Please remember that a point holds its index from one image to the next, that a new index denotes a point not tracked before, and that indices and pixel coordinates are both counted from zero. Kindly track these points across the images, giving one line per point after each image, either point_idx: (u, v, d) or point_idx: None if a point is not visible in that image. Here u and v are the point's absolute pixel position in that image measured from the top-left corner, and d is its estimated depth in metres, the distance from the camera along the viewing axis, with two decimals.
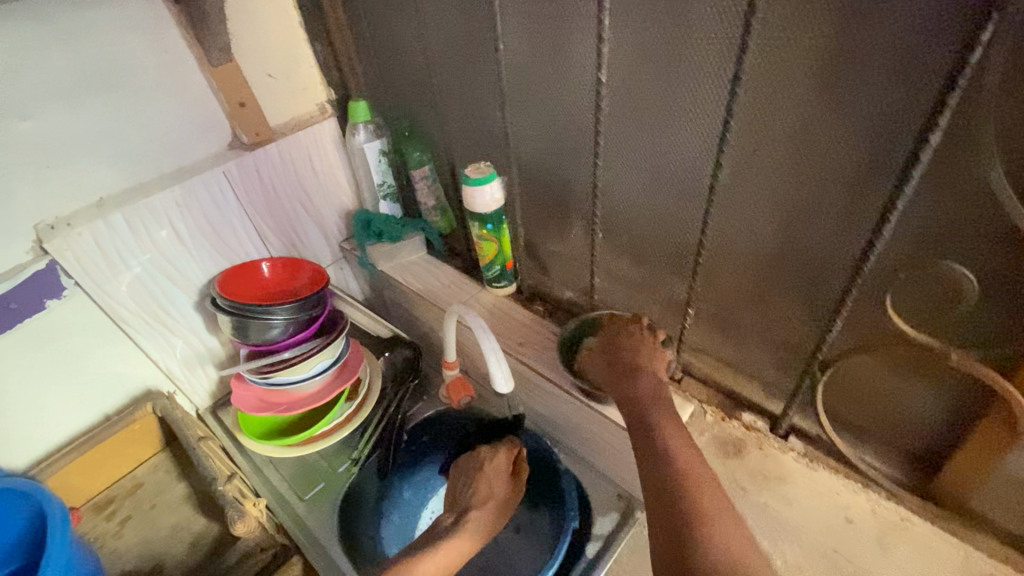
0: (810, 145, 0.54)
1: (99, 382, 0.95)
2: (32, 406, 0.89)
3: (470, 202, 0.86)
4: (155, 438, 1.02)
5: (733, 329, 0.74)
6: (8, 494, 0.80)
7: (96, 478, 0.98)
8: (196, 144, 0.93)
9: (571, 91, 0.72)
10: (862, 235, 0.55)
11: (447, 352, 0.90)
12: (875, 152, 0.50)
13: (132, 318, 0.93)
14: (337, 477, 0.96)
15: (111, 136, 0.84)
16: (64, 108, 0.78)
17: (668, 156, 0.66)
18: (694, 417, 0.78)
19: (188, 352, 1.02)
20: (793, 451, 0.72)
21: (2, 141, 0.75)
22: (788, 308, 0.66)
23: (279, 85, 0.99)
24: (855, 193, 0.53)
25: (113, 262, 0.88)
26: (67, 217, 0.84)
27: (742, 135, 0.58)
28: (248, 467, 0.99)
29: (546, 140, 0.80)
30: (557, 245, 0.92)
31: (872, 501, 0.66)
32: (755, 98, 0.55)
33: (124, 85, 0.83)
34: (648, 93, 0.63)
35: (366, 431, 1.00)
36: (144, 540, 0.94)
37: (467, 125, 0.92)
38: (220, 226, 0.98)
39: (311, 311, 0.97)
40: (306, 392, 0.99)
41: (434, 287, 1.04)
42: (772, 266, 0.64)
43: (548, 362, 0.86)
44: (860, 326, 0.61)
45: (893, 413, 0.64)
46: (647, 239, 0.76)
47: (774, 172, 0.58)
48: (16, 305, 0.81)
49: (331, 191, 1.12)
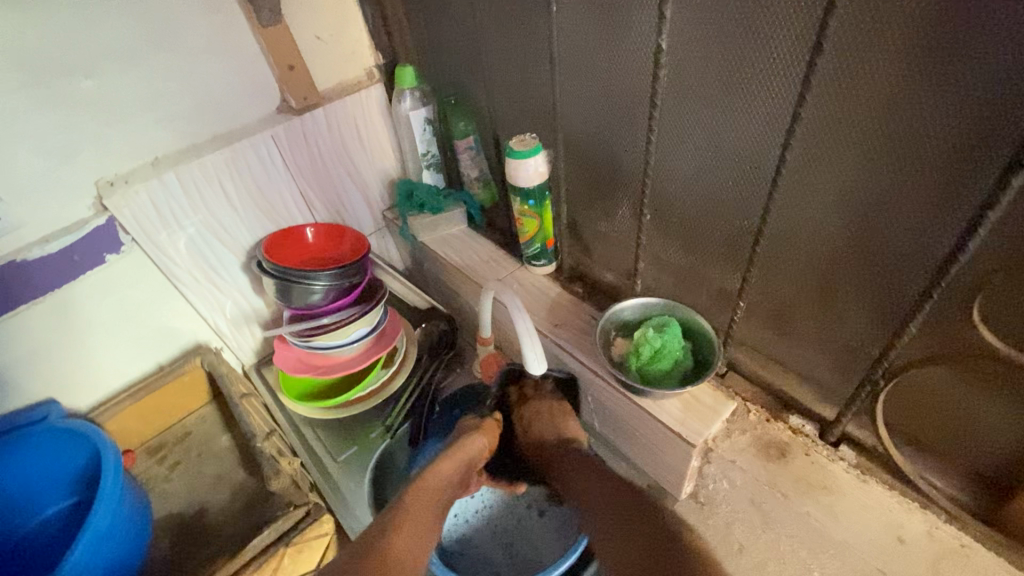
0: (897, 127, 0.47)
1: (154, 335, 1.00)
2: (93, 353, 0.95)
3: (513, 175, 0.83)
4: (203, 389, 1.06)
5: (788, 326, 0.69)
6: (68, 434, 0.86)
7: (149, 423, 1.03)
8: (246, 107, 0.94)
9: (626, 58, 0.66)
10: (951, 233, 0.49)
11: (482, 328, 0.87)
12: (978, 139, 0.44)
13: (184, 275, 0.97)
14: (371, 442, 0.99)
15: (165, 96, 0.85)
16: (123, 66, 0.80)
17: (729, 133, 0.60)
18: (736, 415, 0.73)
19: (236, 311, 1.06)
20: (842, 462, 0.67)
21: (65, 98, 0.77)
22: (852, 309, 0.60)
23: (328, 48, 0.98)
24: (946, 185, 0.47)
25: (167, 220, 0.91)
26: (125, 175, 0.87)
27: (819, 111, 0.52)
28: (287, 425, 1.02)
29: (596, 113, 0.76)
30: (602, 225, 0.88)
31: (930, 522, 0.61)
32: (837, 70, 0.49)
33: (179, 45, 0.84)
34: (711, 61, 0.58)
35: (400, 400, 1.02)
36: (190, 487, 0.98)
37: (513, 94, 0.88)
38: (268, 190, 1.00)
39: (351, 279, 0.98)
40: (344, 357, 1.01)
41: (472, 261, 1.03)
42: (839, 262, 0.58)
43: (584, 346, 0.83)
44: (937, 333, 0.55)
45: (965, 433, 0.58)
46: (699, 223, 0.71)
47: (852, 155, 0.52)
48: (77, 257, 0.85)
49: (376, 159, 1.12)
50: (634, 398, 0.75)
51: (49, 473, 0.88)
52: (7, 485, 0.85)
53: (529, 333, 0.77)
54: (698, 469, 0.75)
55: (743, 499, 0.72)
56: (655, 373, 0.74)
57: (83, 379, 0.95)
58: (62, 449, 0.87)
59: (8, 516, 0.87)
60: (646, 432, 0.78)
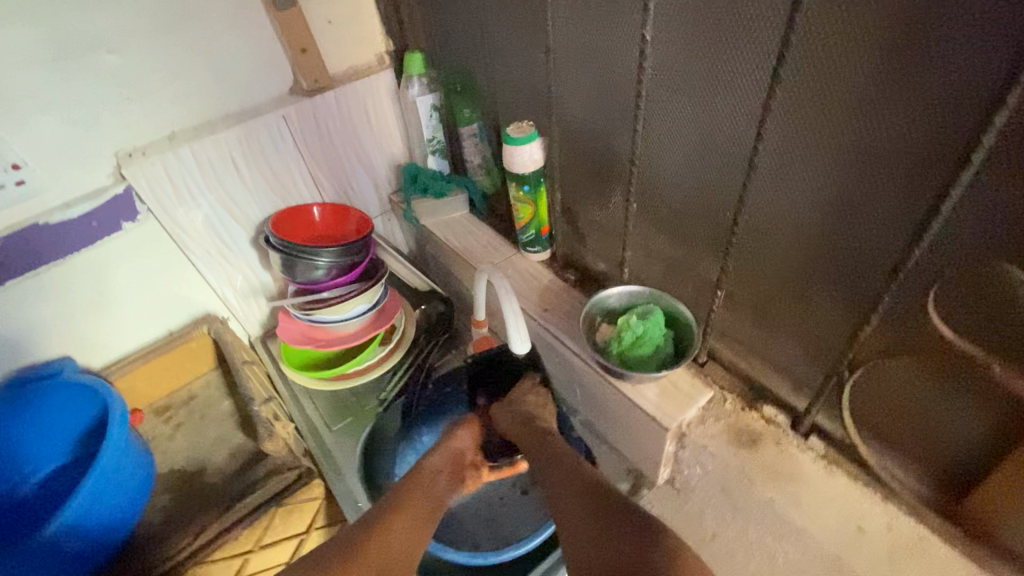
0: (859, 126, 0.49)
1: (165, 301, 1.05)
2: (107, 316, 1.00)
3: (509, 161, 0.86)
4: (210, 356, 1.11)
5: (766, 318, 0.70)
6: (80, 389, 0.92)
7: (158, 385, 1.08)
8: (259, 87, 0.98)
9: (616, 51, 0.68)
10: (909, 229, 0.50)
11: (476, 312, 0.90)
12: (932, 137, 0.45)
13: (196, 246, 1.02)
14: (365, 414, 1.03)
15: (183, 74, 0.90)
16: (145, 43, 0.84)
17: (710, 126, 0.62)
18: (712, 403, 0.75)
19: (244, 284, 1.11)
20: (811, 451, 0.69)
21: (90, 71, 0.82)
22: (822, 302, 0.62)
23: (341, 32, 1.02)
24: (904, 182, 0.49)
25: (181, 193, 0.96)
26: (143, 148, 0.91)
27: (788, 107, 0.54)
28: (287, 394, 1.06)
29: (589, 104, 0.78)
30: (595, 215, 0.90)
31: (890, 515, 0.62)
32: (804, 69, 0.51)
33: (198, 25, 0.88)
34: (692, 55, 0.59)
35: (395, 375, 1.06)
36: (191, 447, 1.03)
37: (513, 83, 0.91)
38: (278, 168, 1.04)
39: (353, 257, 1.02)
40: (344, 332, 1.06)
41: (470, 246, 1.06)
42: (809, 256, 0.60)
43: (570, 331, 0.86)
44: (897, 326, 0.56)
45: (927, 428, 0.59)
46: (684, 214, 0.73)
47: (820, 150, 0.53)
48: (95, 223, 0.90)
49: (384, 143, 1.15)
50: (614, 381, 0.77)
51: (60, 426, 0.93)
52: (23, 434, 0.91)
53: (516, 314, 0.80)
54: (674, 455, 0.78)
55: (714, 485, 0.74)
56: (636, 358, 0.76)
57: (98, 339, 1.01)
58: (74, 403, 0.93)
59: (21, 464, 0.92)
60: (625, 416, 0.80)
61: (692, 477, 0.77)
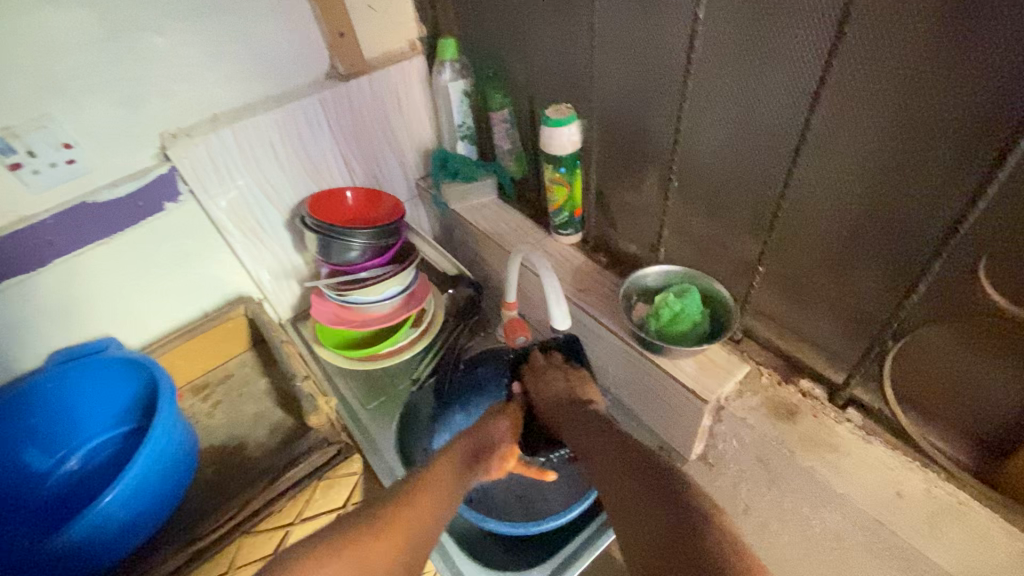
0: (916, 97, 0.50)
1: (203, 281, 1.07)
2: (148, 295, 1.02)
3: (547, 142, 0.88)
4: (245, 336, 1.13)
5: (805, 294, 0.72)
6: (126, 364, 0.94)
7: (194, 364, 1.10)
8: (298, 71, 1.00)
9: (663, 31, 0.70)
10: (959, 199, 0.52)
11: (507, 293, 0.95)
12: (988, 107, 0.47)
13: (233, 228, 1.04)
14: (398, 393, 1.05)
15: (227, 57, 0.92)
16: (192, 26, 0.86)
17: (757, 104, 0.64)
18: (748, 378, 0.77)
19: (278, 266, 1.13)
20: (848, 423, 0.71)
21: (140, 53, 0.84)
22: (866, 276, 0.63)
23: (377, 18, 1.03)
24: (957, 153, 0.50)
25: (222, 175, 0.98)
26: (186, 129, 0.93)
27: (842, 80, 0.55)
28: (321, 374, 1.09)
29: (630, 85, 0.79)
30: (630, 197, 0.91)
31: (929, 481, 0.64)
32: (861, 44, 0.52)
33: (243, 9, 0.90)
34: (741, 36, 0.61)
35: (427, 357, 1.08)
36: (229, 424, 1.05)
37: (550, 67, 0.92)
38: (313, 152, 1.06)
39: (388, 239, 1.04)
40: (378, 313, 1.07)
41: (502, 229, 1.07)
42: (855, 231, 0.62)
43: (606, 309, 0.88)
44: (941, 296, 0.58)
45: (968, 395, 0.61)
46: (723, 193, 0.75)
47: (873, 123, 0.55)
48: (141, 203, 0.92)
49: (414, 128, 1.17)
50: (652, 356, 0.80)
51: (104, 401, 0.95)
52: (71, 408, 0.93)
53: (556, 290, 0.82)
54: (709, 428, 0.80)
55: (750, 457, 0.76)
56: (674, 334, 0.78)
57: (138, 318, 1.03)
58: (120, 378, 0.95)
59: (66, 438, 0.94)
60: (661, 391, 0.82)
61: (727, 451, 0.79)
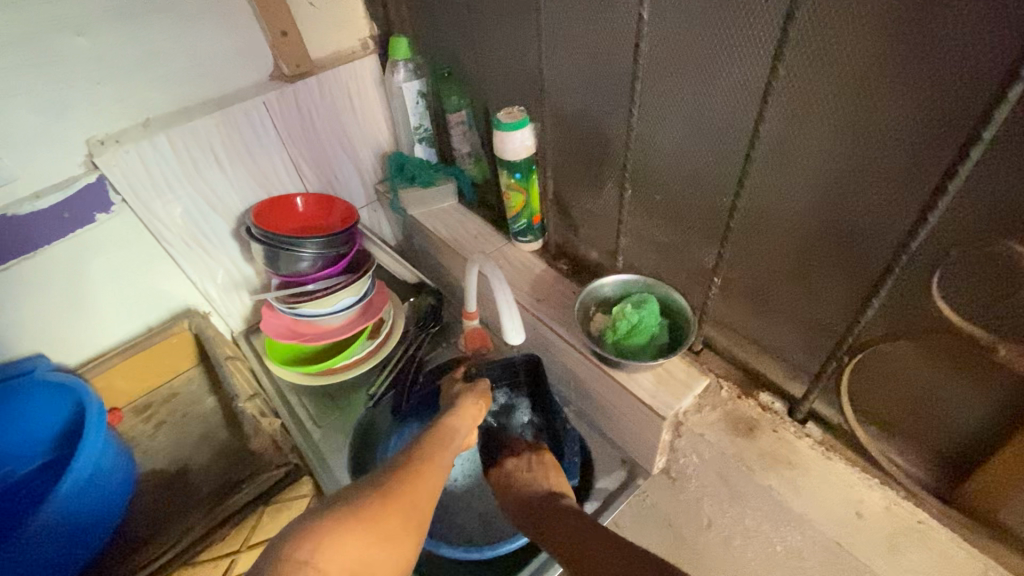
0: (864, 101, 0.48)
1: (144, 296, 1.01)
2: (82, 312, 0.96)
3: (500, 148, 0.84)
4: (191, 352, 1.08)
5: (762, 304, 0.69)
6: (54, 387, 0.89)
7: (137, 382, 1.04)
8: (239, 72, 0.95)
9: (611, 31, 0.66)
10: (913, 210, 0.49)
11: (467, 302, 0.90)
12: (940, 113, 0.44)
13: (174, 240, 0.98)
14: (354, 408, 1.01)
15: (160, 58, 0.86)
16: (116, 26, 0.80)
17: (707, 108, 0.60)
18: (708, 391, 0.74)
19: (226, 278, 1.07)
20: (808, 438, 0.68)
21: (59, 55, 0.78)
22: (824, 289, 0.61)
23: (323, 16, 0.98)
24: (909, 161, 0.47)
25: (158, 183, 0.91)
26: (116, 134, 0.87)
27: (791, 84, 0.52)
28: (272, 390, 1.03)
29: (583, 87, 0.75)
30: (588, 203, 0.88)
31: (888, 498, 0.62)
32: (810, 46, 0.49)
33: (173, 7, 0.84)
34: (690, 35, 0.58)
35: (384, 370, 1.03)
36: (176, 447, 1.01)
37: (503, 68, 0.88)
38: (259, 157, 1.00)
39: (340, 248, 0.99)
40: (330, 326, 1.02)
41: (461, 236, 1.03)
42: (811, 242, 0.59)
43: (564, 321, 0.84)
44: (898, 310, 0.55)
45: (926, 412, 0.59)
46: (680, 200, 0.71)
47: (823, 128, 0.52)
48: (67, 215, 0.86)
49: (369, 130, 1.12)
50: (609, 370, 0.76)
51: (36, 424, 0.91)
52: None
53: (509, 303, 0.79)
54: (670, 444, 0.77)
55: (711, 473, 0.74)
56: (632, 347, 0.75)
57: (72, 336, 0.97)
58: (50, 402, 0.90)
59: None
60: (621, 406, 0.78)
61: (689, 466, 0.77)
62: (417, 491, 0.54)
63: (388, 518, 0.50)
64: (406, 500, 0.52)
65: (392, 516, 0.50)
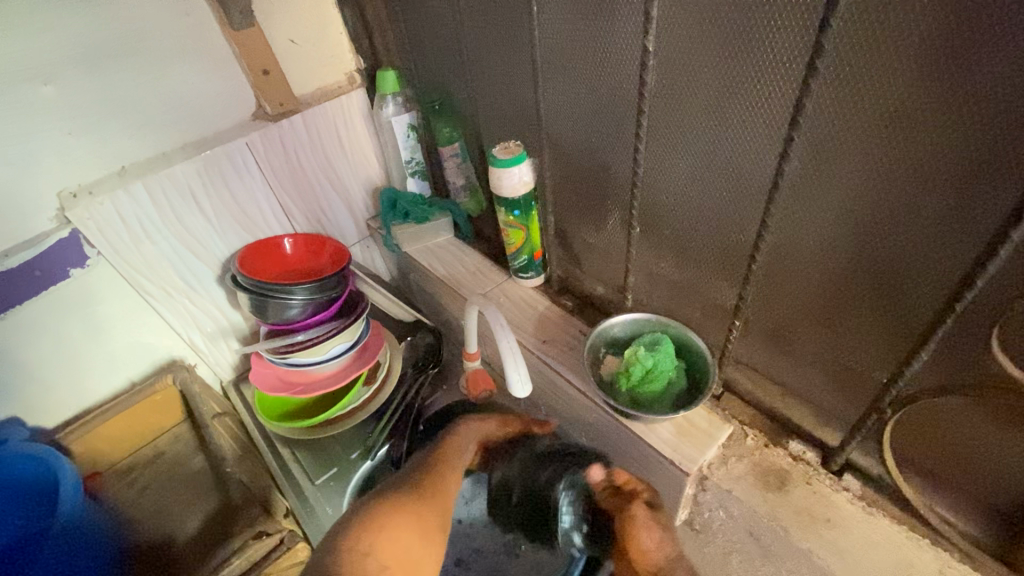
0: (907, 138, 0.43)
1: (125, 351, 0.95)
2: (59, 373, 0.90)
3: (497, 184, 0.79)
4: (177, 409, 1.02)
5: (791, 348, 0.64)
6: (24, 459, 0.84)
7: (120, 442, 0.98)
8: (220, 113, 0.90)
9: (612, 64, 0.62)
10: (967, 254, 0.44)
11: (468, 343, 0.85)
12: (996, 151, 0.39)
13: (155, 291, 0.92)
14: (351, 464, 0.92)
15: (133, 103, 0.81)
16: (86, 73, 0.76)
17: (723, 142, 0.56)
18: (732, 440, 0.69)
19: (213, 327, 1.01)
20: (846, 492, 0.62)
21: (23, 105, 0.73)
22: (862, 334, 0.55)
23: (306, 51, 0.94)
24: (961, 201, 0.43)
25: (137, 234, 0.86)
26: (89, 185, 0.82)
27: (819, 121, 0.47)
28: (263, 446, 0.96)
29: (584, 119, 0.71)
30: (592, 237, 0.83)
31: (942, 560, 0.56)
32: (840, 80, 0.45)
33: (147, 51, 0.80)
34: (699, 65, 0.53)
35: (381, 419, 0.96)
36: (161, 512, 0.97)
37: (498, 100, 0.84)
38: (244, 199, 0.95)
39: (331, 292, 0.93)
40: (323, 374, 0.96)
41: (459, 273, 0.98)
42: (845, 286, 0.54)
43: (572, 364, 0.78)
44: (950, 360, 0.50)
45: (979, 464, 0.53)
46: (693, 236, 0.66)
47: (859, 168, 0.47)
48: (39, 272, 0.81)
49: (358, 165, 1.07)
50: (624, 421, 0.70)
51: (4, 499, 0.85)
52: None
53: (513, 352, 0.73)
54: (693, 497, 0.70)
55: (740, 530, 0.68)
56: (647, 396, 0.70)
57: (49, 398, 0.91)
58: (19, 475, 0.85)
59: None
60: (638, 457, 0.72)
61: (715, 521, 0.70)
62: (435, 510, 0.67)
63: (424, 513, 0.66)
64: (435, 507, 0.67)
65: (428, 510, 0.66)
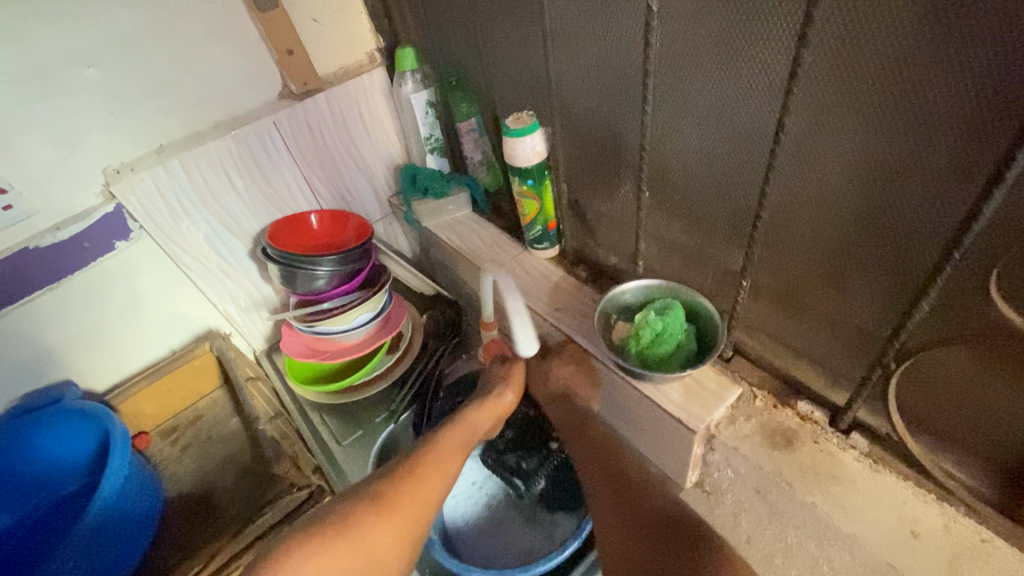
0: (904, 88, 0.43)
1: (167, 320, 1.02)
2: (107, 339, 0.97)
3: (510, 154, 0.81)
4: (214, 374, 1.09)
5: (797, 309, 0.64)
6: (80, 416, 0.92)
7: (165, 404, 1.06)
8: (248, 92, 0.95)
9: (619, 30, 0.63)
10: (964, 202, 0.45)
11: (484, 312, 0.81)
12: (990, 94, 0.40)
13: (192, 263, 0.98)
14: (375, 427, 0.96)
15: (169, 84, 0.87)
16: (125, 55, 0.81)
17: (728, 102, 0.57)
18: (741, 402, 0.70)
19: (246, 300, 1.07)
20: (853, 450, 0.63)
21: (69, 86, 0.79)
22: (864, 292, 0.56)
23: (328, 31, 0.97)
24: (958, 149, 0.43)
25: (176, 209, 0.92)
26: (131, 163, 0.88)
27: (819, 75, 0.48)
28: (293, 408, 1.02)
29: (593, 87, 0.72)
30: (605, 207, 0.84)
31: (947, 515, 0.57)
32: (834, 34, 0.46)
33: (179, 33, 0.84)
34: (700, 27, 0.55)
35: (403, 386, 1.00)
36: (201, 467, 1.03)
37: (512, 73, 0.85)
38: (273, 176, 1.00)
39: (355, 264, 0.98)
40: (348, 343, 1.01)
41: (476, 246, 1.00)
42: (846, 244, 0.55)
43: (584, 330, 0.80)
44: (948, 315, 0.51)
45: (987, 418, 0.54)
46: (701, 199, 0.67)
47: (858, 120, 0.47)
48: (87, 244, 0.87)
49: (380, 143, 1.10)
50: (635, 381, 0.71)
51: (64, 449, 0.94)
52: (31, 462, 0.92)
53: (522, 313, 0.73)
54: (703, 457, 0.72)
55: (748, 488, 0.69)
56: (657, 357, 0.70)
57: (98, 363, 0.98)
58: (76, 429, 0.93)
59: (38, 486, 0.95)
60: (647, 418, 0.74)
61: (723, 481, 0.72)
62: (429, 485, 0.64)
63: (375, 529, 0.59)
64: (415, 492, 0.63)
65: (388, 521, 0.60)
